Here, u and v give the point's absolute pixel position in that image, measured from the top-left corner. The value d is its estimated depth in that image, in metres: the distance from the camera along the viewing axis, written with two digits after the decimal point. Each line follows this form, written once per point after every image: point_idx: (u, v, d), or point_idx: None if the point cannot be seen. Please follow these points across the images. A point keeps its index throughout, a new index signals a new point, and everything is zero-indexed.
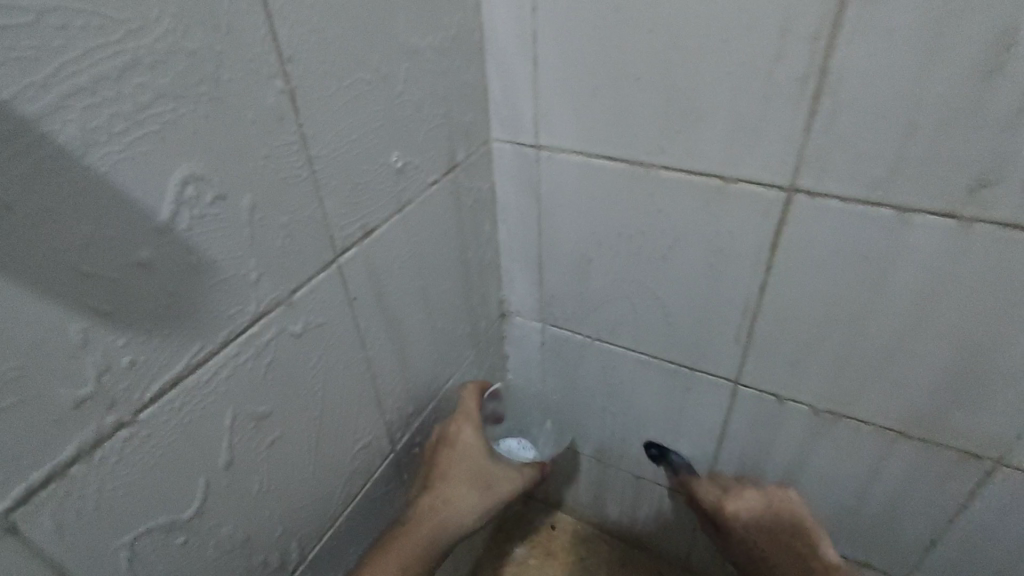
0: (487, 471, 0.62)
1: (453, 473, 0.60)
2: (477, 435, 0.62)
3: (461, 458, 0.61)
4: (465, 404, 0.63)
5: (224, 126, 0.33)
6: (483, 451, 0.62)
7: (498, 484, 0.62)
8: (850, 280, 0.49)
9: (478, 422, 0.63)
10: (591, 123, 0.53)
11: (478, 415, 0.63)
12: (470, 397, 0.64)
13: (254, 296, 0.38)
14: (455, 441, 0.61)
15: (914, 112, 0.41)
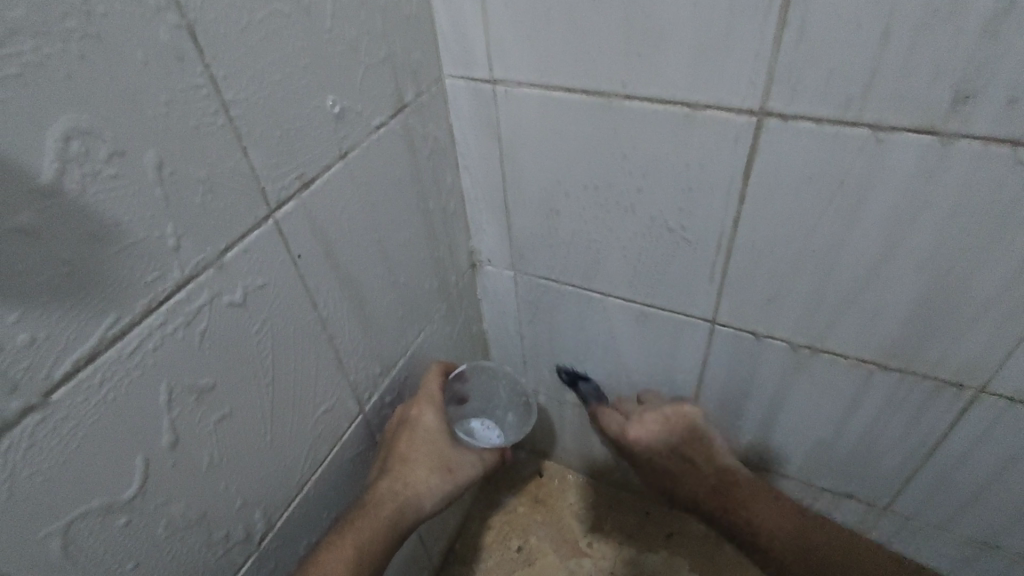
0: (451, 455, 0.59)
1: (415, 454, 0.57)
2: (440, 418, 0.59)
3: (425, 440, 0.58)
4: (428, 385, 0.61)
5: (105, 67, 0.29)
6: (447, 434, 0.59)
7: (463, 467, 0.59)
8: (826, 208, 0.47)
9: (440, 404, 0.60)
10: (546, 52, 0.49)
11: (440, 397, 0.61)
12: (433, 380, 0.62)
13: (176, 261, 0.35)
14: (417, 422, 0.58)
15: (893, 17, 0.37)
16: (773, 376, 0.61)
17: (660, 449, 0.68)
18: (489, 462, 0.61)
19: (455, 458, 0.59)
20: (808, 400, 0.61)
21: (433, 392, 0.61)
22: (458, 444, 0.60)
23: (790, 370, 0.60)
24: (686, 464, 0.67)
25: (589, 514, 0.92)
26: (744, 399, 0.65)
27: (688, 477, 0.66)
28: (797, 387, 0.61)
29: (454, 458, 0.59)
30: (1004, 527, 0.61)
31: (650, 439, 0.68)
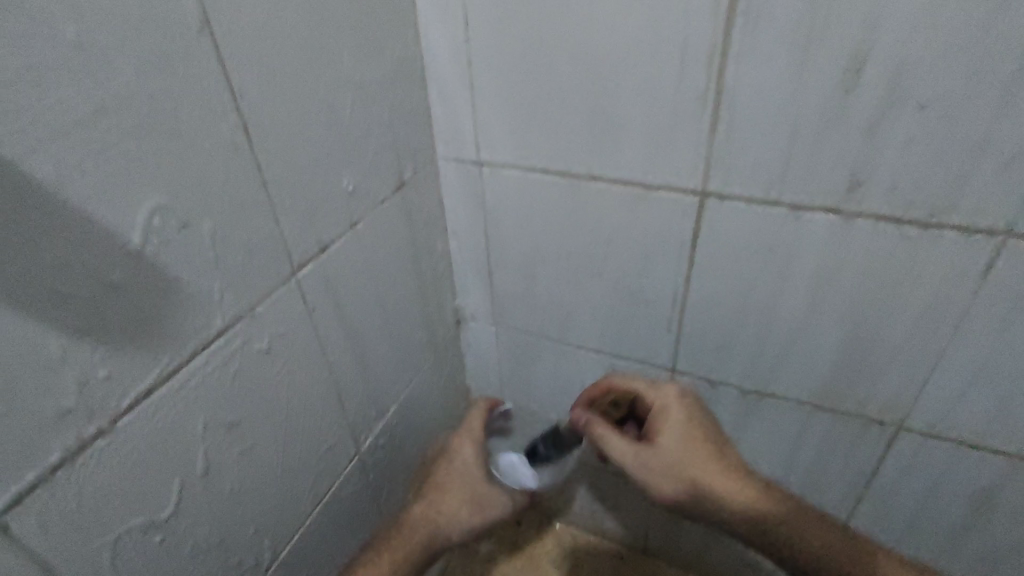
0: (483, 488, 0.63)
1: (450, 485, 0.63)
2: (477, 454, 0.64)
3: (459, 475, 0.64)
4: (470, 421, 0.67)
5: (183, 157, 0.37)
6: (482, 468, 0.64)
7: (493, 501, 0.63)
8: (759, 270, 0.56)
9: (479, 439, 0.65)
10: (525, 141, 0.58)
11: (480, 432, 0.66)
12: (476, 415, 0.67)
13: (219, 312, 0.42)
14: (455, 456, 0.65)
15: (796, 124, 0.47)
16: (727, 418, 0.69)
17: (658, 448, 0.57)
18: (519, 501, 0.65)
19: (486, 493, 0.63)
20: (758, 440, 0.69)
21: (473, 428, 0.66)
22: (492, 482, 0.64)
23: (742, 413, 0.67)
24: (692, 457, 0.56)
25: (566, 560, 0.96)
26: None
27: (675, 467, 0.56)
28: (748, 428, 0.68)
29: (486, 494, 0.63)
30: (936, 555, 0.68)
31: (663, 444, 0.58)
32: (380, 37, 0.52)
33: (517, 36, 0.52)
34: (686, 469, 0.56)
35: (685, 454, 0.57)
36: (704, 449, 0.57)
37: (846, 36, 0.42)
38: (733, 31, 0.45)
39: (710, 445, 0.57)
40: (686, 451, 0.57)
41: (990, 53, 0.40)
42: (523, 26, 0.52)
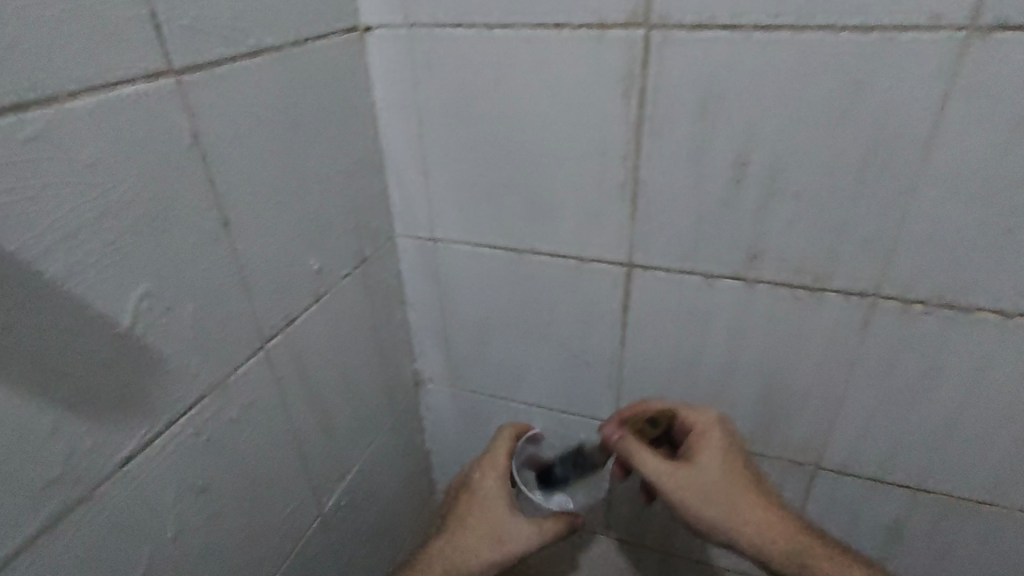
0: (505, 524, 0.61)
1: (472, 521, 0.62)
2: (499, 486, 0.63)
3: (480, 506, 0.63)
4: (494, 451, 0.66)
5: (170, 249, 0.42)
6: (506, 501, 0.62)
7: (518, 538, 0.61)
8: (683, 331, 0.63)
9: (503, 471, 0.64)
10: (474, 220, 0.66)
11: (505, 465, 0.64)
12: (501, 447, 0.66)
13: (194, 383, 0.46)
14: (477, 489, 0.64)
15: (701, 208, 0.56)
16: None
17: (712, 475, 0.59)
18: (550, 533, 0.61)
19: (509, 529, 0.61)
20: None
21: (498, 462, 0.65)
22: (518, 514, 0.62)
23: None
24: (721, 477, 0.60)
25: None
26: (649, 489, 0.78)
27: (694, 485, 0.59)
28: None
29: (509, 529, 0.61)
30: None
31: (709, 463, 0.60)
32: (343, 136, 0.59)
33: (463, 134, 0.61)
34: (716, 484, 0.59)
35: (723, 476, 0.60)
36: (740, 483, 0.60)
37: (731, 139, 0.52)
38: (642, 133, 0.54)
39: (735, 463, 0.61)
40: (726, 483, 0.60)
41: (841, 154, 0.50)
42: (468, 126, 0.60)
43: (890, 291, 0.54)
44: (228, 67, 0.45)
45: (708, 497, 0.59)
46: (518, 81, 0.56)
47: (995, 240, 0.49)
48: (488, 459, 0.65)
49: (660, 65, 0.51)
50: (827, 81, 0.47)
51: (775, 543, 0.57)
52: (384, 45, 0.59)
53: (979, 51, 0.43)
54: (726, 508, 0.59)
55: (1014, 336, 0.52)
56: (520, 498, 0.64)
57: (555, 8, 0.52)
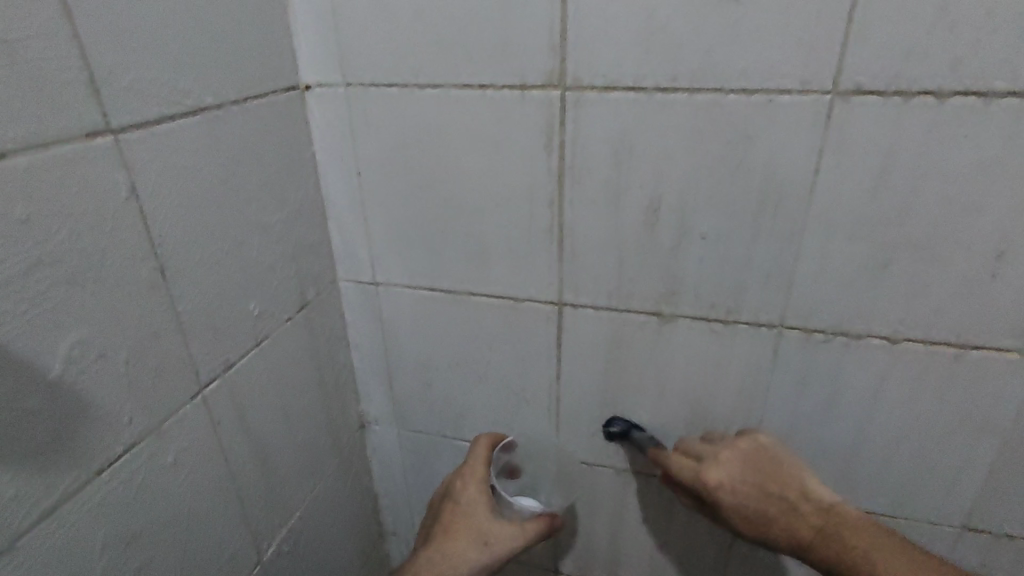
0: (490, 528, 0.62)
1: (456, 528, 0.62)
2: (483, 493, 0.64)
3: (465, 512, 0.63)
4: (474, 458, 0.67)
5: (105, 298, 0.43)
6: (488, 506, 0.63)
7: (501, 541, 0.61)
8: (613, 364, 0.67)
9: (483, 476, 0.65)
10: (414, 264, 0.69)
11: (484, 471, 0.65)
12: (478, 454, 0.67)
13: (127, 430, 0.46)
14: (460, 496, 0.64)
15: (621, 249, 0.61)
16: (609, 497, 0.77)
17: (733, 480, 0.57)
18: (531, 533, 0.63)
19: (493, 532, 0.62)
20: (637, 515, 0.77)
21: (477, 467, 0.66)
22: (501, 518, 0.63)
23: (619, 491, 0.76)
24: (750, 484, 0.57)
25: None
26: (592, 521, 0.80)
27: (744, 513, 0.57)
28: (627, 505, 0.77)
29: (495, 533, 0.62)
30: None
31: (728, 478, 0.57)
32: (284, 186, 0.62)
33: (401, 183, 0.64)
34: (745, 510, 0.57)
35: (736, 465, 0.58)
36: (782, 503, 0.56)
37: (643, 187, 0.57)
38: (565, 182, 0.59)
39: (773, 492, 0.57)
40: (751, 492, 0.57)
41: (739, 199, 0.55)
42: (405, 176, 0.64)
43: (793, 321, 0.59)
44: (167, 124, 0.47)
45: (764, 503, 0.56)
46: (450, 135, 0.60)
47: (875, 274, 0.55)
48: (467, 465, 0.66)
49: (577, 121, 0.56)
50: (721, 136, 0.53)
51: (875, 567, 0.53)
52: (324, 102, 0.63)
53: (844, 110, 0.50)
54: (762, 493, 0.57)
55: (901, 359, 0.58)
56: (500, 504, 0.65)
57: (480, 70, 0.57)
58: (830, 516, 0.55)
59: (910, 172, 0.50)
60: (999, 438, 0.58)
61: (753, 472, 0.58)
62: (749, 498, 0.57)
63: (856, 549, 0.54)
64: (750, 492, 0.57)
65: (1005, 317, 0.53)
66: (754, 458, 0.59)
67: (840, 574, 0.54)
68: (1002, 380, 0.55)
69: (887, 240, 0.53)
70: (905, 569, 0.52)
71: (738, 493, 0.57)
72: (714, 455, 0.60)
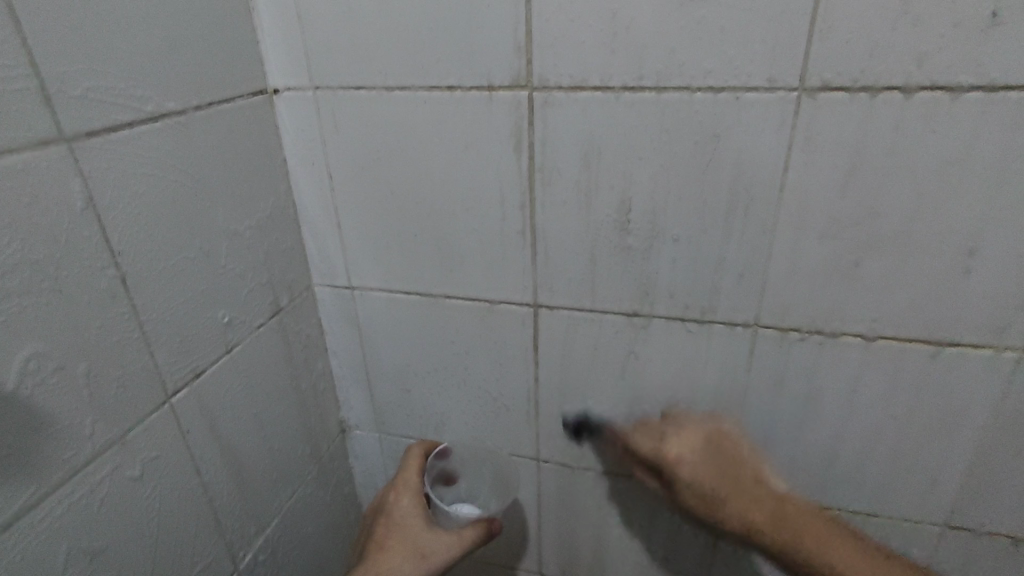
0: (424, 540, 0.63)
1: (390, 542, 0.63)
2: (415, 503, 0.66)
3: (399, 525, 0.64)
4: (405, 472, 0.69)
5: (62, 308, 0.43)
6: (421, 518, 0.65)
7: (437, 551, 0.62)
8: (590, 366, 0.67)
9: (415, 489, 0.67)
10: (388, 267, 0.68)
11: (416, 483, 0.67)
12: (410, 467, 0.69)
13: (88, 441, 0.46)
14: (393, 510, 0.65)
15: (594, 249, 0.60)
16: (590, 499, 0.76)
17: (688, 454, 0.59)
18: (468, 541, 0.64)
19: (428, 543, 0.63)
20: (619, 517, 0.76)
21: (408, 481, 0.68)
22: (435, 529, 0.64)
23: (600, 493, 0.75)
24: (710, 464, 0.58)
25: None
26: (574, 524, 0.79)
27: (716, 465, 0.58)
28: (608, 507, 0.76)
29: (429, 542, 0.63)
30: None
31: (693, 458, 0.58)
32: (253, 191, 0.61)
33: (373, 187, 0.64)
34: (709, 463, 0.58)
35: (693, 448, 0.60)
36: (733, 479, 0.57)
37: (613, 188, 0.57)
38: (535, 183, 0.59)
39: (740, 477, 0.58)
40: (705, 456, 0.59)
41: (709, 199, 0.55)
42: (376, 180, 0.63)
43: (767, 321, 0.59)
44: (126, 132, 0.47)
45: (721, 485, 0.56)
46: (419, 137, 0.60)
47: (847, 272, 0.54)
48: (398, 480, 0.68)
49: (545, 122, 0.56)
50: (690, 135, 0.53)
51: (805, 543, 0.53)
52: (293, 106, 0.62)
53: (812, 107, 0.49)
54: (724, 476, 0.57)
55: (877, 357, 0.57)
56: (434, 517, 0.66)
57: (447, 72, 0.56)
58: (779, 504, 0.56)
59: (879, 169, 0.50)
60: (977, 436, 0.58)
61: (714, 454, 0.60)
62: (707, 469, 0.58)
63: (788, 519, 0.55)
64: (704, 467, 0.58)
65: (978, 314, 0.53)
66: (713, 445, 0.61)
67: (778, 552, 0.55)
68: (977, 377, 0.55)
69: (859, 237, 0.53)
70: (834, 549, 0.53)
71: (694, 469, 0.58)
72: (667, 433, 0.62)
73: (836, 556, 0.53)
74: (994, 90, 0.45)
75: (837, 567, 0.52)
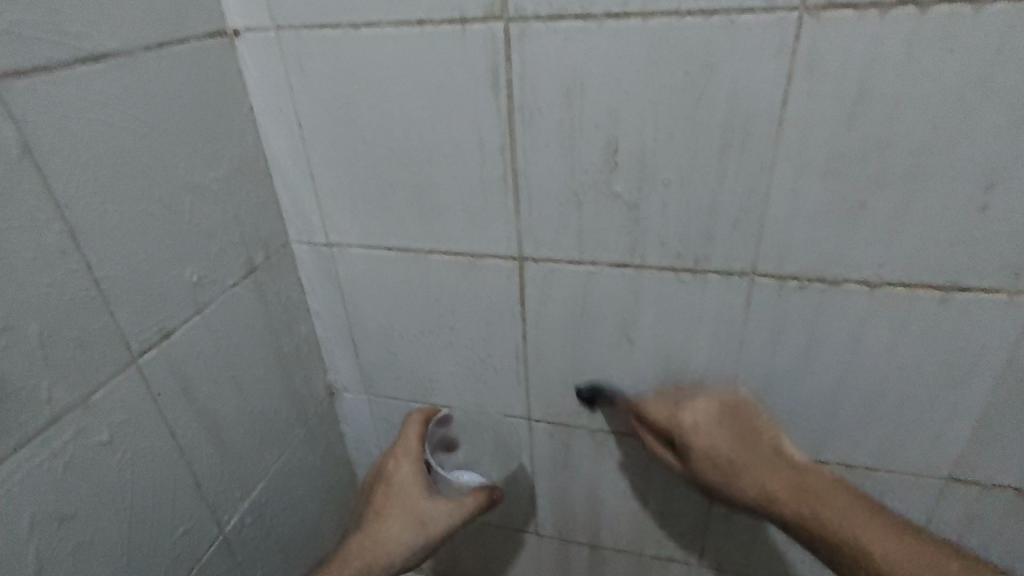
0: (424, 506, 0.62)
1: (389, 508, 0.62)
2: (415, 470, 0.64)
3: (399, 492, 0.63)
4: (406, 436, 0.67)
5: (3, 264, 0.40)
6: (422, 485, 0.63)
7: (437, 518, 0.61)
8: (579, 321, 0.64)
9: (417, 453, 0.65)
10: (367, 223, 0.65)
11: (417, 448, 0.66)
12: (411, 431, 0.67)
13: (46, 404, 0.44)
14: (394, 475, 0.64)
15: (579, 197, 0.56)
16: (584, 458, 0.75)
17: (699, 420, 0.60)
18: (471, 507, 0.63)
19: (429, 510, 0.62)
20: (613, 476, 0.75)
21: (409, 446, 0.66)
22: (436, 495, 0.63)
23: (594, 451, 0.73)
24: (728, 434, 0.60)
25: None
26: (568, 483, 0.78)
27: (753, 461, 0.58)
28: (602, 465, 0.74)
29: (429, 510, 0.62)
30: (779, 566, 0.75)
31: (713, 438, 0.59)
32: (217, 143, 0.58)
33: (345, 136, 0.60)
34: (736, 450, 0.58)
35: (720, 434, 0.59)
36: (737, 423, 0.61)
37: (598, 128, 0.53)
38: (515, 127, 0.55)
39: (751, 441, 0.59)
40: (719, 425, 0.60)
41: (702, 137, 0.51)
42: (348, 129, 0.60)
43: (765, 269, 0.55)
44: (63, 74, 0.43)
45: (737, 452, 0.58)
46: (389, 78, 0.56)
47: (850, 214, 0.50)
48: (399, 444, 0.66)
49: (523, 57, 0.51)
50: (679, 66, 0.48)
51: (821, 514, 0.53)
52: (255, 48, 0.58)
53: (814, 28, 0.45)
54: (738, 445, 0.59)
55: (882, 306, 0.54)
56: (435, 483, 0.65)
57: (416, 4, 0.51)
58: (803, 479, 0.56)
59: (888, 98, 0.45)
60: (988, 386, 0.55)
61: (731, 425, 0.60)
62: (720, 431, 0.60)
63: (817, 510, 0.54)
64: (718, 441, 0.59)
65: (992, 257, 0.49)
66: (728, 408, 0.62)
67: (838, 556, 0.52)
68: (990, 324, 0.52)
69: (865, 176, 0.49)
70: (869, 534, 0.51)
71: (708, 438, 0.59)
72: (681, 397, 0.63)
73: (871, 545, 0.51)
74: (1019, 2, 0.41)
75: (885, 557, 0.50)
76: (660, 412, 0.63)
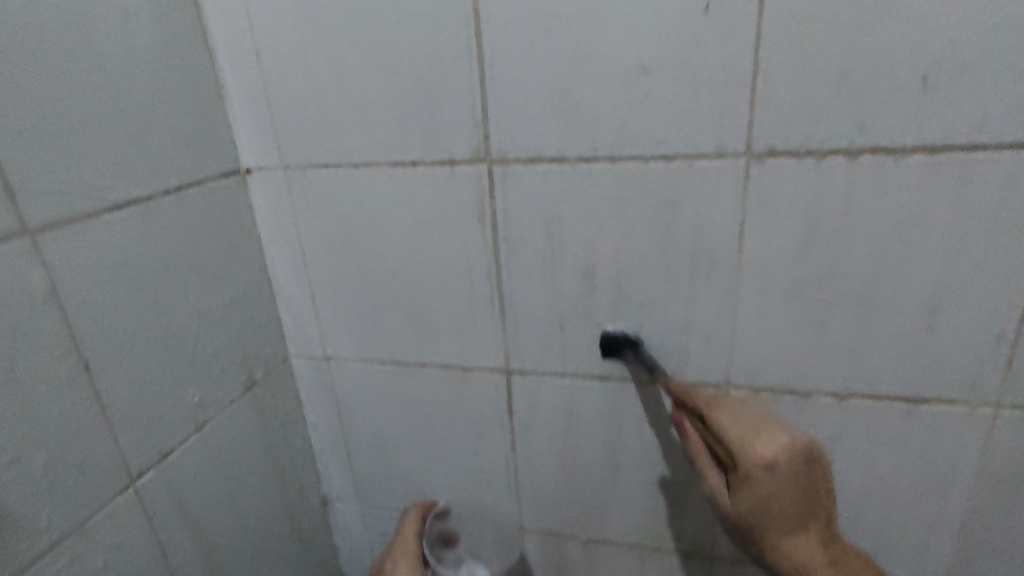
0: None
1: None
2: (414, 568, 0.62)
3: None
4: (404, 536, 0.65)
5: (19, 398, 0.43)
6: None
7: None
8: (567, 431, 0.66)
9: (415, 552, 0.64)
10: (363, 337, 0.69)
11: (415, 546, 0.64)
12: (408, 531, 0.66)
13: (44, 531, 0.45)
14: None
15: (562, 316, 0.60)
16: (579, 569, 0.74)
17: (778, 457, 0.48)
18: None
19: None
20: None
21: (407, 545, 0.64)
22: None
23: (588, 562, 0.73)
24: (796, 487, 0.49)
25: None
26: None
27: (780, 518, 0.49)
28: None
29: None
30: None
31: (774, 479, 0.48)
32: (226, 269, 0.62)
33: (344, 259, 0.65)
34: (779, 510, 0.49)
35: (787, 481, 0.48)
36: (806, 483, 0.50)
37: (576, 255, 0.57)
38: (500, 253, 0.59)
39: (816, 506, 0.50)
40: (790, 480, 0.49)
41: (670, 262, 0.55)
42: (347, 253, 0.64)
43: (740, 380, 0.58)
44: (92, 221, 0.48)
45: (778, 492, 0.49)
46: (385, 210, 0.61)
47: (812, 331, 0.54)
48: (397, 545, 0.65)
49: (506, 193, 0.57)
50: (645, 202, 0.54)
51: None
52: (265, 184, 0.64)
53: (761, 171, 0.50)
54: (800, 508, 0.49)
55: (853, 416, 0.56)
56: None
57: (410, 149, 0.58)
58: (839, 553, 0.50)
59: (833, 231, 0.50)
60: (965, 494, 0.56)
61: (803, 479, 0.49)
62: (793, 484, 0.49)
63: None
64: (782, 490, 0.48)
65: (949, 370, 0.52)
66: (807, 457, 0.49)
67: None
68: (957, 433, 0.54)
69: (821, 297, 0.53)
70: None
71: (779, 506, 0.49)
72: (761, 428, 0.51)
73: None
74: (933, 152, 0.47)
75: None
76: (730, 435, 0.50)
